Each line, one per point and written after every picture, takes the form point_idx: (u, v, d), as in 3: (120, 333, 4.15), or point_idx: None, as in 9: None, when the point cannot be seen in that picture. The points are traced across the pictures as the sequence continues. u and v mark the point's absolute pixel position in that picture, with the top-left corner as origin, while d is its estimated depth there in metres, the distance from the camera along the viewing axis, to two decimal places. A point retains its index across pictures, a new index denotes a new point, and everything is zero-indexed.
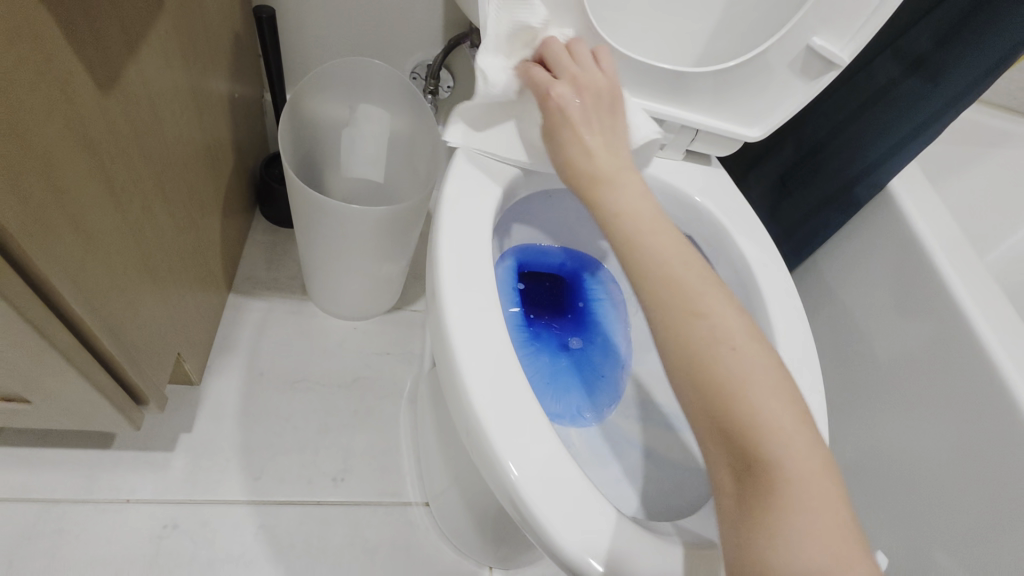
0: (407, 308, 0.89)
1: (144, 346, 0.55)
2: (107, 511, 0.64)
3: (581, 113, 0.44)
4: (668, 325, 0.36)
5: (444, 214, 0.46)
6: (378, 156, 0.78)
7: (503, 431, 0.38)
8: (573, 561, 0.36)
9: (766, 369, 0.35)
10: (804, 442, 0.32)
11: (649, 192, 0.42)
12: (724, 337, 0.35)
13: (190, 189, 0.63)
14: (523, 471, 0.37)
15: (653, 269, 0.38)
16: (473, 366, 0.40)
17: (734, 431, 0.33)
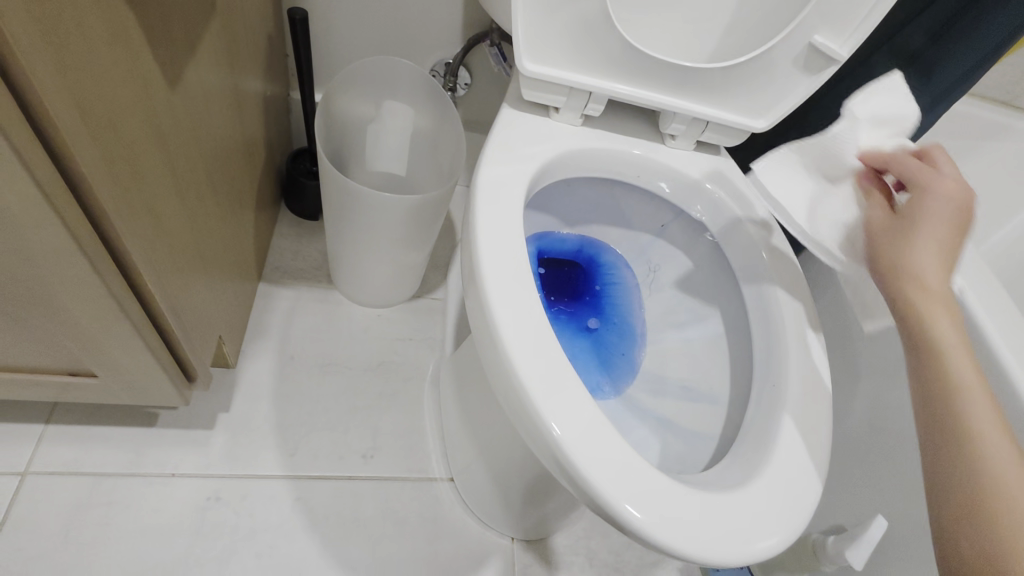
0: (427, 296, 0.93)
1: (195, 325, 0.59)
2: (154, 484, 0.68)
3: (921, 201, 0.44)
4: (913, 343, 0.41)
5: (479, 199, 0.50)
6: (402, 151, 0.84)
7: (543, 393, 0.42)
8: (612, 510, 0.40)
9: (985, 393, 0.38)
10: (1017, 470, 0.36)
11: (954, 263, 0.42)
12: (948, 358, 0.39)
13: (231, 180, 0.67)
14: (565, 429, 0.41)
15: (916, 301, 0.41)
16: (512, 335, 0.44)
17: (958, 451, 0.37)
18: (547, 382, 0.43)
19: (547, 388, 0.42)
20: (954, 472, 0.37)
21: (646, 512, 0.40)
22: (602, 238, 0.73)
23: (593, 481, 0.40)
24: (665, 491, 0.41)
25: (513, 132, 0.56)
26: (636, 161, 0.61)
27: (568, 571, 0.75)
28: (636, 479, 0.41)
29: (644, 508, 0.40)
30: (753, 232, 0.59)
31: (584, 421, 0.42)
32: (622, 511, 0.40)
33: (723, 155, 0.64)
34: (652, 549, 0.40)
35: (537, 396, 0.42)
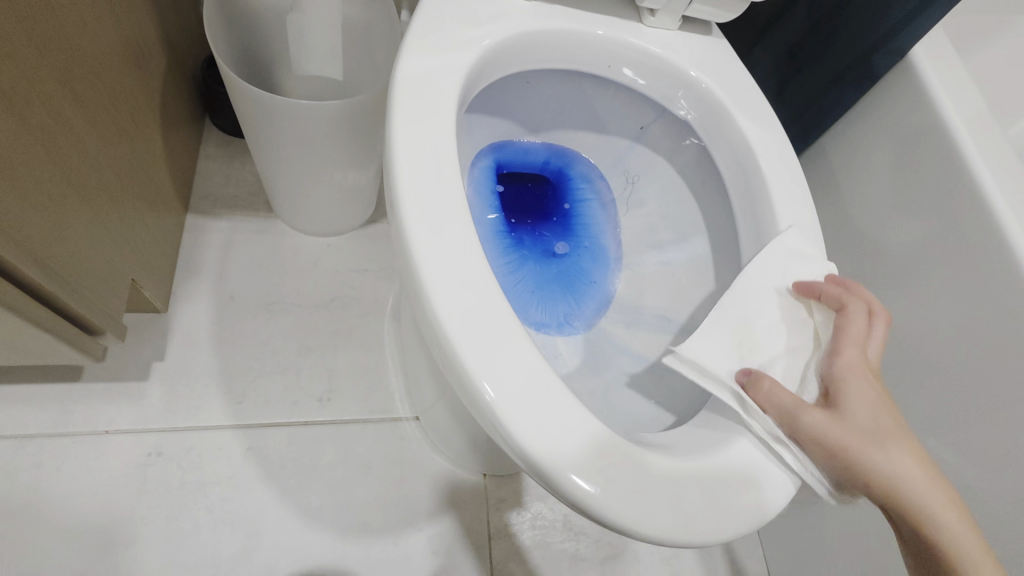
0: (383, 221, 0.83)
1: (85, 273, 0.50)
2: (86, 443, 0.62)
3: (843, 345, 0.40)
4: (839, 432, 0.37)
5: (399, 102, 0.39)
6: (334, 47, 0.70)
7: (475, 351, 0.34)
8: (563, 488, 0.33)
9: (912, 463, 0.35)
10: (930, 488, 0.35)
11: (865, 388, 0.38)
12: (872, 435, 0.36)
13: (116, 92, 0.55)
14: (498, 388, 0.34)
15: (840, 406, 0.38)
16: (444, 283, 0.35)
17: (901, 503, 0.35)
18: (482, 335, 0.35)
19: (481, 340, 0.35)
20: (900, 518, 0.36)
21: (592, 481, 0.33)
22: (571, 147, 0.63)
23: (539, 455, 0.33)
24: (622, 458, 0.34)
25: (446, 13, 0.44)
26: (605, 47, 0.49)
27: (545, 504, 0.73)
28: (589, 446, 0.34)
29: (591, 478, 0.33)
30: (748, 132, 0.48)
31: (528, 382, 0.34)
32: (573, 487, 0.33)
33: (715, 35, 0.52)
34: (612, 527, 0.34)
35: (468, 349, 0.34)
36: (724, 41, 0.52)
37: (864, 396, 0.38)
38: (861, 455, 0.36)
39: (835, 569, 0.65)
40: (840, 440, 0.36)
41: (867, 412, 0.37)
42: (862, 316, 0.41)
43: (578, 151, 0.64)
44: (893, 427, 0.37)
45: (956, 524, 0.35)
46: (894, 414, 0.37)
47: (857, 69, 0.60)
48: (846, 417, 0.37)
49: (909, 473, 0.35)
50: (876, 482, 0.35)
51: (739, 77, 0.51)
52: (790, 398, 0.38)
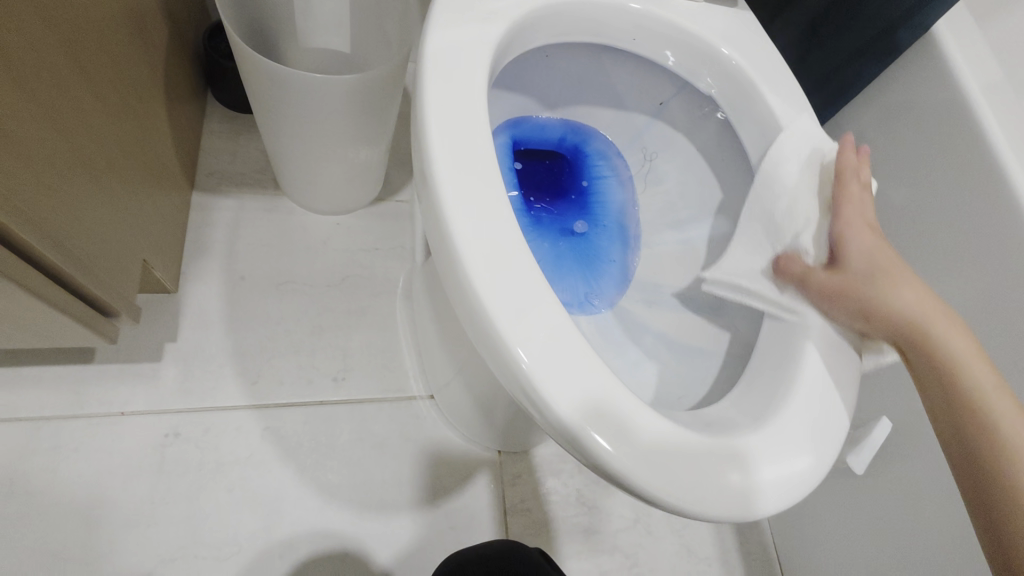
0: (392, 199, 0.82)
1: (98, 254, 0.49)
2: (102, 425, 0.62)
3: (857, 217, 0.43)
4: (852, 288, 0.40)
5: (428, 77, 0.38)
6: (341, 19, 0.68)
7: (510, 319, 0.34)
8: (595, 457, 0.34)
9: (916, 296, 0.39)
10: (939, 318, 0.39)
11: (877, 244, 0.42)
12: (882, 278, 0.40)
13: (121, 65, 0.53)
14: (534, 360, 0.34)
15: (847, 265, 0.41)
16: (479, 261, 0.35)
17: (924, 351, 0.38)
18: (519, 312, 0.34)
19: (517, 317, 0.34)
20: (923, 370, 0.38)
21: (613, 441, 0.33)
22: (589, 123, 0.62)
23: (578, 431, 0.33)
24: (649, 427, 0.34)
25: None
26: (631, 19, 0.48)
27: (559, 478, 0.74)
28: (623, 420, 0.34)
29: (616, 442, 0.33)
30: (775, 108, 0.48)
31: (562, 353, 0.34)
32: (610, 462, 0.33)
33: (740, 8, 0.51)
34: (649, 503, 0.35)
35: (505, 324, 0.34)
36: (750, 14, 0.51)
37: (862, 234, 0.42)
38: (867, 300, 0.40)
39: (842, 539, 0.66)
40: (847, 274, 0.41)
41: (868, 256, 0.41)
42: (858, 185, 0.45)
43: (595, 127, 0.62)
44: (900, 270, 0.41)
45: (964, 346, 0.38)
46: (909, 275, 0.41)
47: (881, 42, 0.59)
48: (858, 261, 0.41)
49: (925, 314, 0.39)
50: (894, 320, 0.39)
51: (766, 52, 0.50)
52: (806, 265, 0.42)
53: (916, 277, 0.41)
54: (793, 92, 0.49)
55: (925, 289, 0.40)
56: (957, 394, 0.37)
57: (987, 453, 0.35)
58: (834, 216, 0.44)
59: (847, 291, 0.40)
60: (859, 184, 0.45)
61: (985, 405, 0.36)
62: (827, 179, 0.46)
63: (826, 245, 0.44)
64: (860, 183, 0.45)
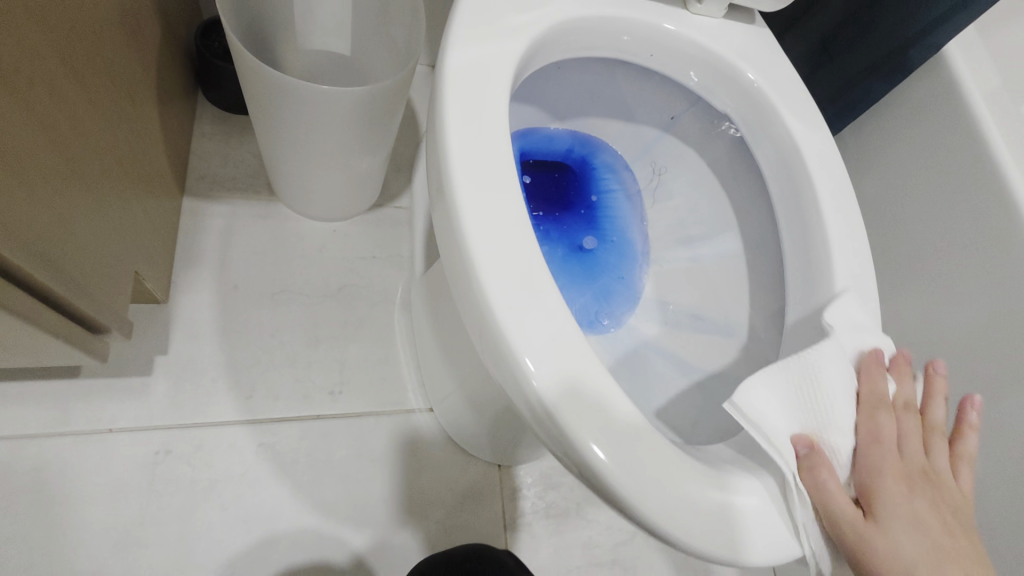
0: (391, 205, 0.80)
1: (89, 270, 0.46)
2: (89, 443, 0.59)
3: (891, 438, 0.37)
4: (868, 540, 0.34)
5: (448, 91, 0.36)
6: (343, 21, 0.66)
7: (526, 337, 0.32)
8: (608, 486, 0.32)
9: (950, 565, 0.34)
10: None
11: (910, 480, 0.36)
12: (910, 554, 0.34)
13: (113, 67, 0.50)
14: (553, 391, 0.32)
15: (873, 534, 0.34)
16: (498, 282, 0.33)
17: None
18: (543, 344, 0.33)
19: (540, 349, 0.32)
20: None
21: (624, 471, 0.32)
22: (598, 135, 0.61)
23: (604, 470, 0.32)
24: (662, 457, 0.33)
25: None
26: (650, 33, 0.47)
27: (560, 491, 0.73)
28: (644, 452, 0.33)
29: (628, 472, 0.32)
30: (794, 129, 0.47)
31: (581, 380, 0.33)
32: (624, 491, 0.32)
33: (758, 25, 0.50)
34: (674, 545, 0.34)
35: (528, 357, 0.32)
36: (768, 31, 0.50)
37: (885, 439, 0.37)
38: (882, 559, 0.34)
39: None
40: (868, 490, 0.36)
41: (911, 515, 0.35)
42: (893, 413, 0.39)
43: (603, 139, 0.61)
44: (904, 465, 0.37)
45: (976, 574, 0.34)
46: (904, 457, 0.37)
47: (892, 60, 0.59)
48: (883, 494, 0.35)
49: (931, 518, 0.35)
50: (919, 544, 0.34)
51: (784, 71, 0.49)
52: (838, 488, 0.35)
53: (910, 450, 0.38)
54: (812, 114, 0.48)
55: (928, 486, 0.37)
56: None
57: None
58: (858, 427, 0.38)
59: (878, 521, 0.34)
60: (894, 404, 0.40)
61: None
62: (857, 375, 0.40)
63: (852, 449, 0.38)
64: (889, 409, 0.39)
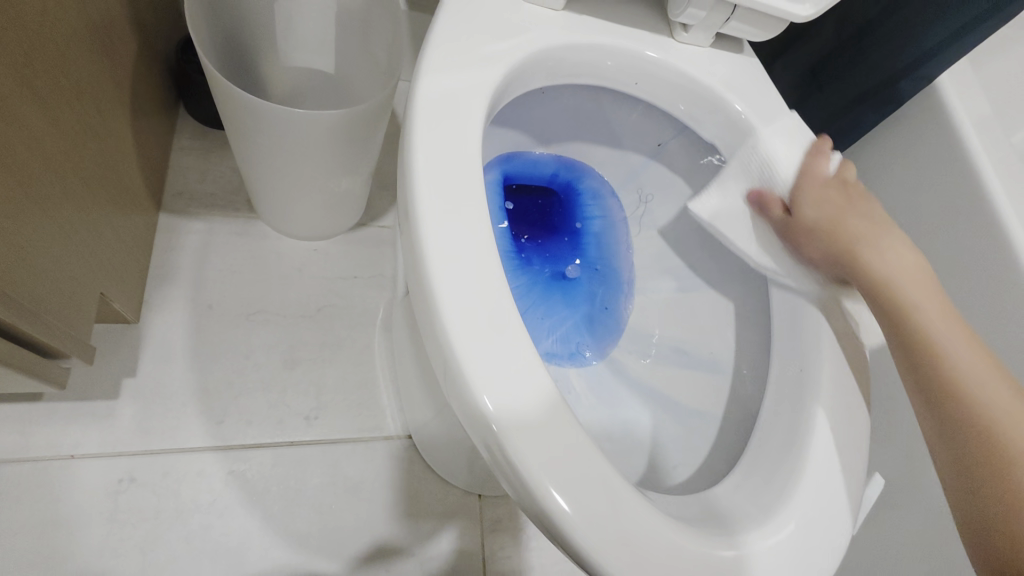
0: (374, 224, 0.78)
1: (46, 296, 0.44)
2: (50, 469, 0.57)
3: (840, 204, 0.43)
4: (890, 316, 0.39)
5: (418, 124, 0.35)
6: (325, 38, 0.65)
7: (488, 378, 0.30)
8: (572, 542, 0.30)
9: (975, 361, 0.36)
10: (990, 380, 0.36)
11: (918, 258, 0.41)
12: (933, 326, 0.38)
13: (80, 85, 0.49)
14: (521, 442, 0.30)
15: (889, 282, 0.39)
16: (461, 322, 0.31)
17: (953, 408, 0.35)
18: (510, 393, 0.31)
19: (508, 398, 0.30)
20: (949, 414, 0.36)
21: (589, 524, 0.30)
22: (583, 160, 0.59)
23: (574, 530, 0.30)
24: (631, 510, 0.31)
25: (467, 20, 0.39)
26: (635, 61, 0.46)
27: None
28: (617, 511, 0.31)
29: (591, 524, 0.30)
30: (783, 163, 0.46)
31: (545, 426, 0.31)
32: (587, 547, 0.30)
33: (745, 55, 0.49)
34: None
35: (494, 406, 0.30)
36: (756, 60, 0.49)
37: (833, 198, 0.44)
38: (892, 306, 0.39)
39: None
40: (816, 224, 0.42)
41: (827, 210, 0.43)
42: (838, 185, 0.45)
43: (589, 164, 0.60)
44: (919, 286, 0.40)
45: (998, 391, 0.35)
46: (932, 287, 0.40)
47: (882, 91, 0.58)
48: (817, 220, 0.43)
49: (949, 343, 0.37)
50: (859, 269, 0.41)
51: (772, 101, 0.48)
52: (779, 219, 0.44)
53: (942, 291, 0.40)
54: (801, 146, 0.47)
55: (961, 323, 0.38)
56: (974, 434, 0.34)
57: (1004, 512, 0.33)
58: (798, 188, 0.45)
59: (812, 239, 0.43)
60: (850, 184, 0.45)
61: (1007, 451, 0.33)
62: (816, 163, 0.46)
63: (796, 182, 0.45)
64: (833, 177, 0.45)
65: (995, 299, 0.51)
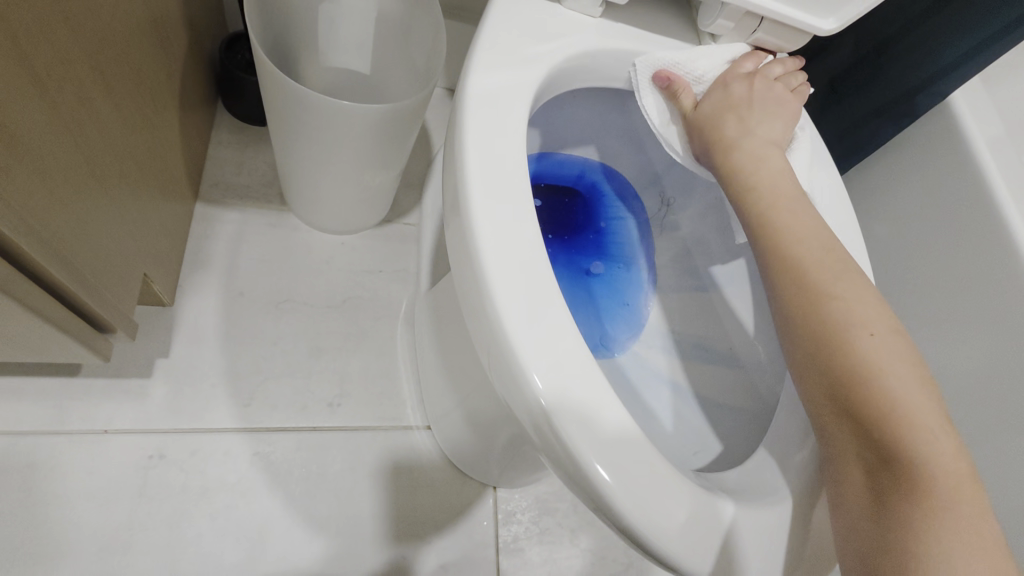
0: (400, 221, 0.81)
1: (101, 270, 0.47)
2: (83, 443, 0.59)
3: (744, 91, 0.46)
4: (789, 275, 0.38)
5: (471, 116, 0.37)
6: (365, 41, 0.68)
7: (536, 354, 0.33)
8: (611, 508, 0.32)
9: (877, 321, 0.36)
10: (892, 344, 0.35)
11: (814, 219, 0.40)
12: (827, 291, 0.36)
13: (139, 74, 0.52)
14: (562, 408, 0.32)
15: (791, 249, 0.38)
16: (511, 301, 0.33)
17: (854, 381, 0.34)
18: (552, 362, 0.33)
19: (551, 369, 0.33)
20: (845, 387, 0.34)
21: (627, 492, 0.32)
22: (609, 164, 0.62)
23: (610, 494, 0.32)
24: (664, 481, 0.33)
25: (513, 23, 0.42)
26: None
27: (555, 518, 0.71)
28: (649, 477, 0.33)
29: (629, 492, 0.32)
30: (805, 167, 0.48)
31: (587, 401, 0.33)
32: (625, 514, 0.32)
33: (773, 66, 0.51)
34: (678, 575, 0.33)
35: (539, 375, 0.32)
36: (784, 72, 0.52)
37: (748, 89, 0.46)
38: (794, 272, 0.37)
39: None
40: (717, 118, 0.45)
41: (726, 98, 0.46)
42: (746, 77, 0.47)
43: (613, 167, 0.62)
44: (815, 247, 0.38)
45: (895, 358, 0.34)
46: (809, 213, 0.40)
47: (899, 106, 0.61)
48: (716, 109, 0.45)
49: (828, 271, 0.37)
50: (737, 164, 0.43)
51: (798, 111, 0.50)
52: (687, 100, 0.47)
53: (819, 220, 0.40)
54: (822, 156, 0.50)
55: (841, 253, 0.39)
56: (852, 363, 0.34)
57: (874, 431, 0.33)
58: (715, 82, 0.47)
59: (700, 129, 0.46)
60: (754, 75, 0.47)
61: (881, 378, 0.33)
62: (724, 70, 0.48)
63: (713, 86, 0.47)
64: (750, 72, 0.48)
65: (1007, 308, 0.53)
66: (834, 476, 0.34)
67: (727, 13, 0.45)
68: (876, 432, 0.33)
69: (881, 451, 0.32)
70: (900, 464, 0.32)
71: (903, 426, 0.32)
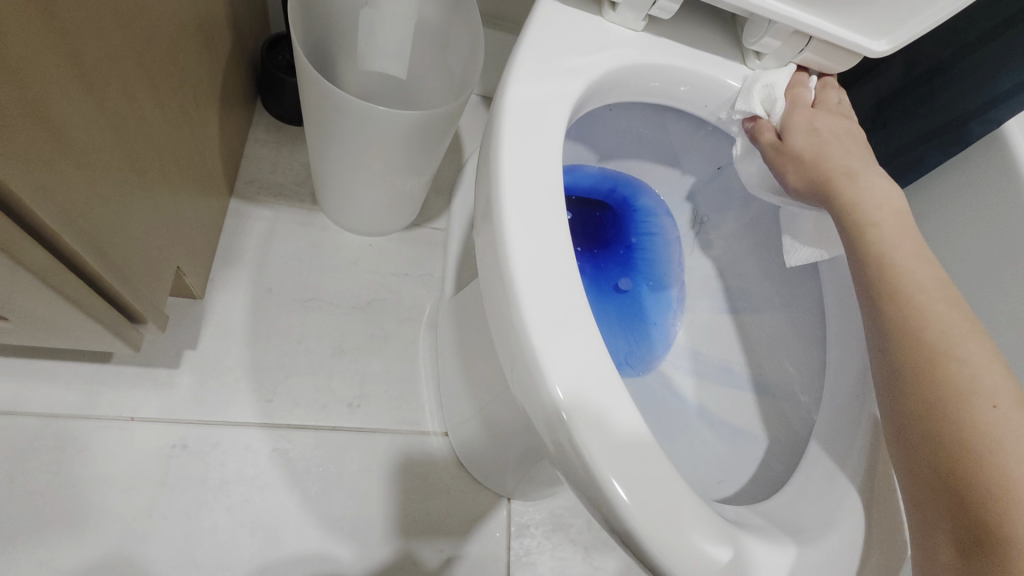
0: (428, 225, 0.81)
1: (137, 262, 0.48)
2: (110, 428, 0.60)
3: (824, 121, 0.44)
4: (897, 326, 0.35)
5: (510, 125, 0.37)
6: (403, 46, 0.68)
7: (560, 366, 0.32)
8: (630, 531, 0.31)
9: (1004, 392, 0.32)
10: (1017, 421, 0.31)
11: (934, 267, 0.37)
12: (948, 350, 0.33)
13: (183, 72, 0.53)
14: (589, 430, 0.31)
15: (905, 294, 0.35)
16: (539, 313, 0.33)
17: (960, 451, 0.31)
18: (580, 383, 0.32)
19: (582, 393, 0.32)
20: (951, 456, 0.31)
21: (645, 513, 0.31)
22: (642, 178, 0.61)
23: (633, 522, 0.31)
24: (688, 507, 0.32)
25: (555, 35, 0.42)
26: (709, 86, 0.48)
27: (568, 533, 0.70)
28: (675, 506, 0.32)
29: (649, 515, 0.31)
30: None
31: (611, 417, 0.32)
32: (645, 538, 0.31)
33: None
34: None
35: (566, 396, 0.32)
36: None
37: (827, 121, 0.44)
38: (902, 323, 0.35)
39: None
40: (807, 148, 0.43)
41: (812, 129, 0.43)
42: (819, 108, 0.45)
43: (646, 183, 0.62)
44: (932, 297, 0.35)
45: (1020, 438, 0.30)
46: (930, 262, 0.37)
47: (951, 132, 0.59)
48: (808, 142, 0.43)
49: (950, 328, 0.34)
50: (831, 191, 0.40)
51: None
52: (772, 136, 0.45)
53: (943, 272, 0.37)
54: None
55: (965, 311, 0.35)
56: (963, 433, 0.31)
57: (977, 511, 0.29)
58: (792, 111, 0.45)
59: (794, 164, 0.43)
60: (825, 108, 0.46)
61: (1001, 459, 0.30)
62: (796, 99, 0.46)
63: (795, 117, 0.44)
64: (819, 104, 0.46)
65: None
66: (921, 553, 0.31)
67: (775, 31, 0.44)
68: (977, 513, 0.29)
69: (981, 535, 0.29)
70: (1003, 553, 0.28)
71: (1014, 515, 0.28)
